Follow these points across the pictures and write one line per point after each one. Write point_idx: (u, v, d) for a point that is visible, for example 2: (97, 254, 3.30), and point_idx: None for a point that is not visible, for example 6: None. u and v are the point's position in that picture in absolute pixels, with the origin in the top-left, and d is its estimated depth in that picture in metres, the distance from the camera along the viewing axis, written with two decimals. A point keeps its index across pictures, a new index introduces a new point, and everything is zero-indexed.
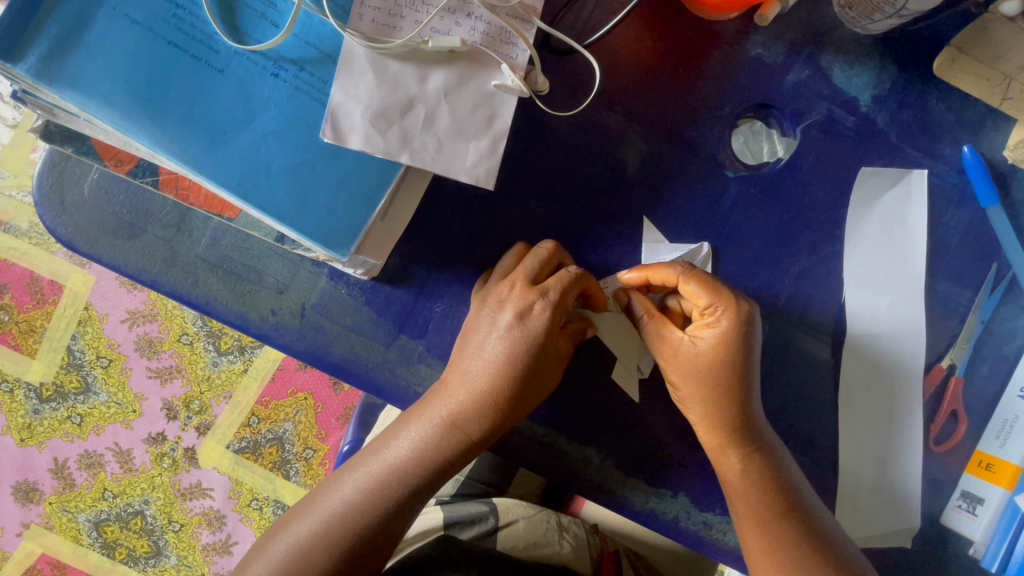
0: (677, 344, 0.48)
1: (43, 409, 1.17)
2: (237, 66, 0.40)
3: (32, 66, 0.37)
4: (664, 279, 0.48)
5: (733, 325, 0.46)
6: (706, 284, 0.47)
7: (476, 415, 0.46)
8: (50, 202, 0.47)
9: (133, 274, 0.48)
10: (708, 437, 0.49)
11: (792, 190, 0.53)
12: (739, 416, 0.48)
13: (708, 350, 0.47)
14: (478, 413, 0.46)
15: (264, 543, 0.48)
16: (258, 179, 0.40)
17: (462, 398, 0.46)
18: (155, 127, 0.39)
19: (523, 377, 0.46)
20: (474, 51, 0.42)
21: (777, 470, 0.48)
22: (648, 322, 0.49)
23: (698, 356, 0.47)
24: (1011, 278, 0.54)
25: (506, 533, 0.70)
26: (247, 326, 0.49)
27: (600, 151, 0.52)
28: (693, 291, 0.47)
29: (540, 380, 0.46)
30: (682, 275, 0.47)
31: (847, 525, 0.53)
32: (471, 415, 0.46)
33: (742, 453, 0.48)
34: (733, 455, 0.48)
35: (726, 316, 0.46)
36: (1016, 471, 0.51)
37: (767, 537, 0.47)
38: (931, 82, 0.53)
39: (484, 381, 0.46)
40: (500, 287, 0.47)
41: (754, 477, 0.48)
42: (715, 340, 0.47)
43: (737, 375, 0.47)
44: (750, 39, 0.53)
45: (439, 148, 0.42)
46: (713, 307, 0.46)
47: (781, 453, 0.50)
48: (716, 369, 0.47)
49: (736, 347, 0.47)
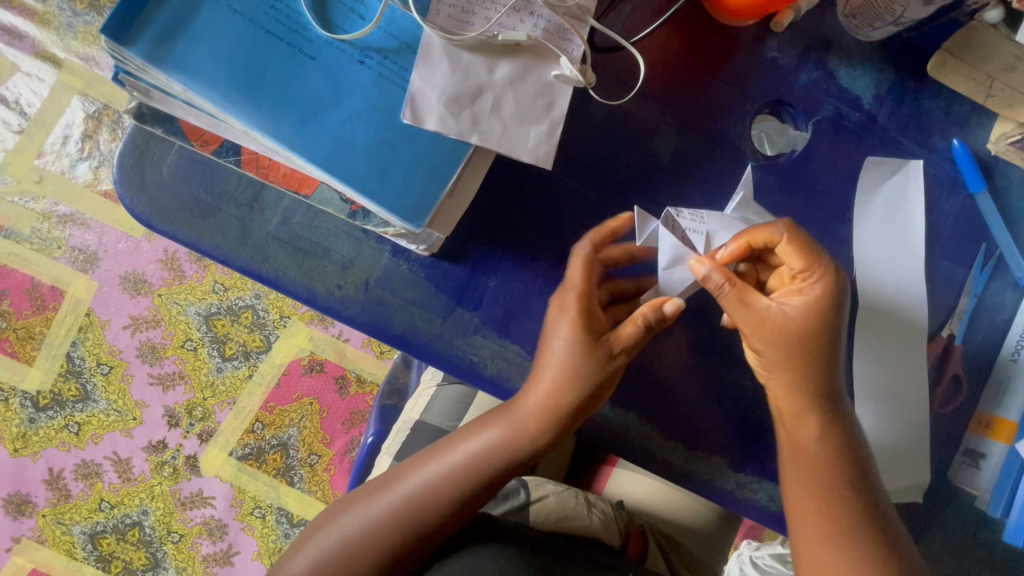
0: (765, 312, 0.50)
1: (38, 418, 1.16)
2: (327, 53, 0.44)
3: (145, 49, 0.41)
4: (767, 240, 0.49)
5: (826, 291, 0.49)
6: (807, 249, 0.49)
7: (542, 428, 0.52)
8: (129, 181, 0.50)
9: (206, 249, 0.51)
10: (789, 403, 0.52)
11: (805, 178, 0.59)
12: (820, 389, 0.51)
13: (799, 317, 0.50)
14: (543, 427, 0.52)
15: (339, 511, 0.57)
16: (344, 155, 0.44)
17: (532, 412, 0.52)
18: (252, 107, 0.42)
19: (591, 395, 0.50)
20: (537, 45, 0.47)
21: (840, 443, 0.52)
22: (730, 293, 0.49)
23: (789, 325, 0.50)
24: (998, 256, 0.61)
25: (537, 508, 0.72)
26: (314, 299, 0.52)
27: (636, 141, 0.57)
28: (785, 252, 0.49)
29: (601, 396, 0.51)
30: (773, 238, 0.49)
31: None
32: (538, 428, 0.52)
33: (819, 419, 0.52)
34: (810, 420, 0.52)
35: (822, 281, 0.49)
36: (1012, 426, 0.57)
37: (831, 520, 0.50)
38: (924, 83, 0.60)
39: (553, 395, 0.50)
40: (574, 266, 0.51)
41: (827, 446, 0.51)
42: (806, 306, 0.49)
43: (825, 337, 0.51)
44: (765, 44, 0.59)
45: (504, 131, 0.47)
46: (809, 272, 0.49)
47: (852, 424, 0.53)
48: (806, 335, 0.50)
49: (823, 313, 0.50)
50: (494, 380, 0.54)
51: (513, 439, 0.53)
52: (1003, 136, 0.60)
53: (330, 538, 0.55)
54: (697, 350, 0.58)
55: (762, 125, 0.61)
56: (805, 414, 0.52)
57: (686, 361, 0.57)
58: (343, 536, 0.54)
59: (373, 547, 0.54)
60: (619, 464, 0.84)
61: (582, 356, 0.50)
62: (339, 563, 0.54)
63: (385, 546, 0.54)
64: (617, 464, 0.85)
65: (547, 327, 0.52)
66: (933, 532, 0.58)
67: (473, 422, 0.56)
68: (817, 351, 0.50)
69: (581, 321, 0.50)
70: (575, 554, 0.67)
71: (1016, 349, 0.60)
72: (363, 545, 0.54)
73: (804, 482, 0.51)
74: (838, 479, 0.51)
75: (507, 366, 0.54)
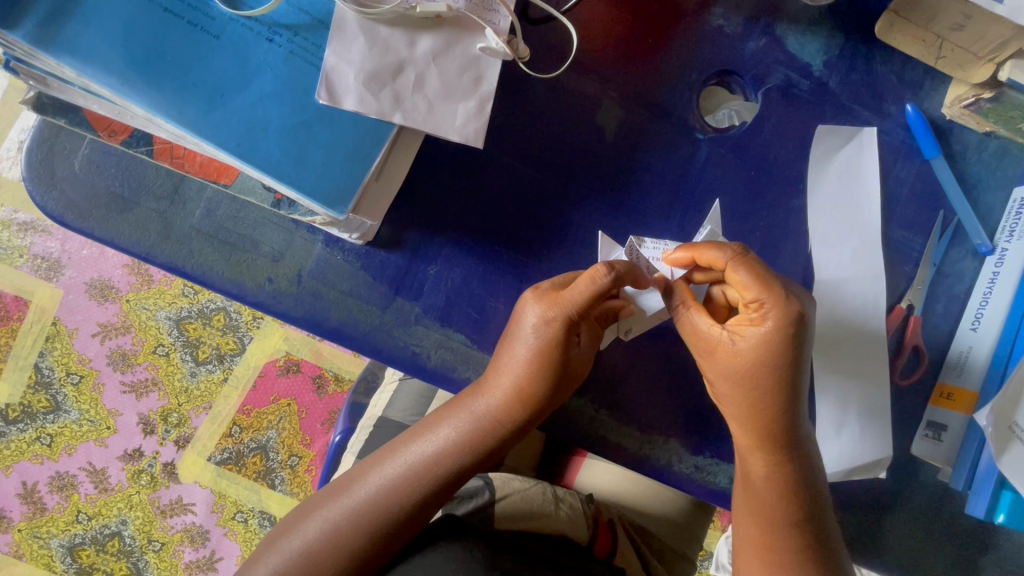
0: (715, 339, 0.47)
1: (9, 432, 1.13)
2: (232, 31, 0.41)
3: (29, 31, 0.38)
4: (710, 262, 0.47)
5: (779, 326, 0.45)
6: (757, 275, 0.46)
7: (509, 412, 0.50)
8: (41, 178, 0.48)
9: (127, 247, 0.49)
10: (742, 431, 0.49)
11: (757, 150, 0.57)
12: (776, 423, 0.47)
13: (750, 350, 0.46)
14: (510, 410, 0.49)
15: (300, 516, 0.53)
16: (256, 139, 0.42)
17: (498, 398, 0.49)
18: (152, 91, 0.40)
19: (558, 384, 0.49)
20: (459, 16, 0.45)
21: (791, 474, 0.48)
22: (685, 309, 0.49)
23: (737, 356, 0.46)
24: (956, 223, 0.59)
25: (502, 505, 0.67)
26: (244, 294, 0.50)
27: (579, 116, 0.55)
28: (735, 277, 0.46)
29: (570, 384, 0.49)
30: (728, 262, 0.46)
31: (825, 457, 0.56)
32: (504, 413, 0.50)
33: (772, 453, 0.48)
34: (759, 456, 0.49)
35: (773, 311, 0.45)
36: (971, 396, 0.56)
37: (767, 533, 0.49)
38: (874, 47, 0.59)
39: (519, 380, 0.48)
40: (577, 285, 0.46)
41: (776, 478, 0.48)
42: (757, 339, 0.46)
43: (782, 385, 0.46)
44: (710, 11, 0.57)
45: (429, 109, 0.44)
46: (760, 300, 0.45)
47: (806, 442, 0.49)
48: (755, 370, 0.46)
49: (779, 352, 0.45)
50: (439, 371, 0.52)
51: (478, 431, 0.51)
52: (957, 99, 0.58)
53: (290, 545, 0.51)
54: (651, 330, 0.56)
55: (728, 103, 0.59)
56: (760, 447, 0.48)
57: (640, 343, 0.56)
58: (305, 543, 0.51)
59: (336, 551, 0.51)
60: (589, 456, 0.82)
61: (559, 354, 0.48)
62: (300, 572, 0.50)
63: (349, 550, 0.51)
64: (587, 459, 0.83)
65: (525, 322, 0.48)
66: (895, 507, 0.58)
67: (431, 418, 0.53)
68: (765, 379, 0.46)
69: (556, 325, 0.47)
70: (539, 555, 0.63)
71: (976, 320, 0.58)
72: (326, 550, 0.51)
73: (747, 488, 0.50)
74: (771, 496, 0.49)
75: (452, 356, 0.52)
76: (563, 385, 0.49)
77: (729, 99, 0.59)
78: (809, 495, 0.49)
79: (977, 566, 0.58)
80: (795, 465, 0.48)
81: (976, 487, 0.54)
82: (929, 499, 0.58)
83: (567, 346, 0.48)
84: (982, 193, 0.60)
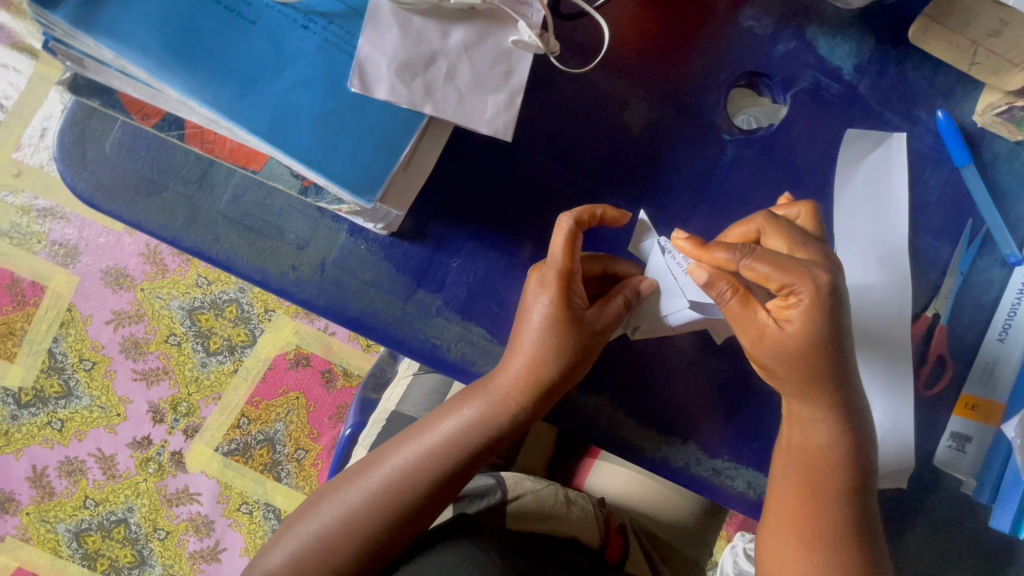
0: (761, 327, 0.45)
1: (21, 415, 1.14)
2: (268, 17, 0.42)
3: (69, 12, 0.38)
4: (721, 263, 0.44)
5: (816, 298, 0.43)
6: (776, 263, 0.43)
7: (523, 396, 0.49)
8: (71, 159, 0.48)
9: (153, 230, 0.49)
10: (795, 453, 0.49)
11: (784, 152, 0.57)
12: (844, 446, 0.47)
13: (799, 331, 0.44)
14: (525, 393, 0.48)
15: (315, 501, 0.53)
16: (288, 126, 0.42)
17: (512, 381, 0.49)
18: (188, 75, 0.40)
19: (572, 365, 0.48)
20: (493, 9, 0.45)
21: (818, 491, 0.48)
22: (730, 299, 0.45)
23: (786, 341, 0.44)
24: (985, 232, 0.59)
25: (514, 506, 0.65)
26: (266, 281, 0.50)
27: (606, 112, 0.54)
28: (756, 270, 0.43)
29: (585, 366, 0.49)
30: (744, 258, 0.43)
31: None
32: (519, 397, 0.49)
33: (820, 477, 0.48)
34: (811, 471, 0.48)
35: (804, 288, 0.43)
36: (996, 407, 0.55)
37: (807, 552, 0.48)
38: (906, 53, 0.58)
39: (533, 361, 0.48)
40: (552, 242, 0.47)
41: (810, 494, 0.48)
42: (803, 324, 0.43)
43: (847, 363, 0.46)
44: (741, 12, 0.57)
45: (460, 100, 0.44)
46: (788, 286, 0.43)
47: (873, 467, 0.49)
48: (806, 356, 0.44)
49: (826, 328, 0.44)
50: (458, 364, 0.52)
51: (494, 413, 0.50)
52: (988, 107, 0.57)
53: (305, 529, 0.51)
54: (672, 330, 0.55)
55: (748, 109, 0.58)
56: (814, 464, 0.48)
57: (660, 343, 0.55)
58: (319, 527, 0.51)
59: (352, 536, 0.50)
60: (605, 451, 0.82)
61: (566, 325, 0.47)
62: (315, 555, 0.50)
63: (364, 534, 0.50)
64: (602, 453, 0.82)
65: (527, 290, 0.49)
66: (913, 519, 0.57)
67: (447, 404, 0.52)
68: (820, 378, 0.45)
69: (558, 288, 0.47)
70: (550, 558, 0.63)
71: (1003, 330, 0.57)
72: (341, 535, 0.50)
73: (792, 496, 0.49)
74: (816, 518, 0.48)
75: (471, 350, 0.52)
76: (579, 360, 0.48)
77: (751, 104, 0.58)
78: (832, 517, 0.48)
79: None
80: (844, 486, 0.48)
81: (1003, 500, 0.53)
82: (948, 511, 0.57)
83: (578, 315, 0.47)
84: (1012, 203, 0.59)
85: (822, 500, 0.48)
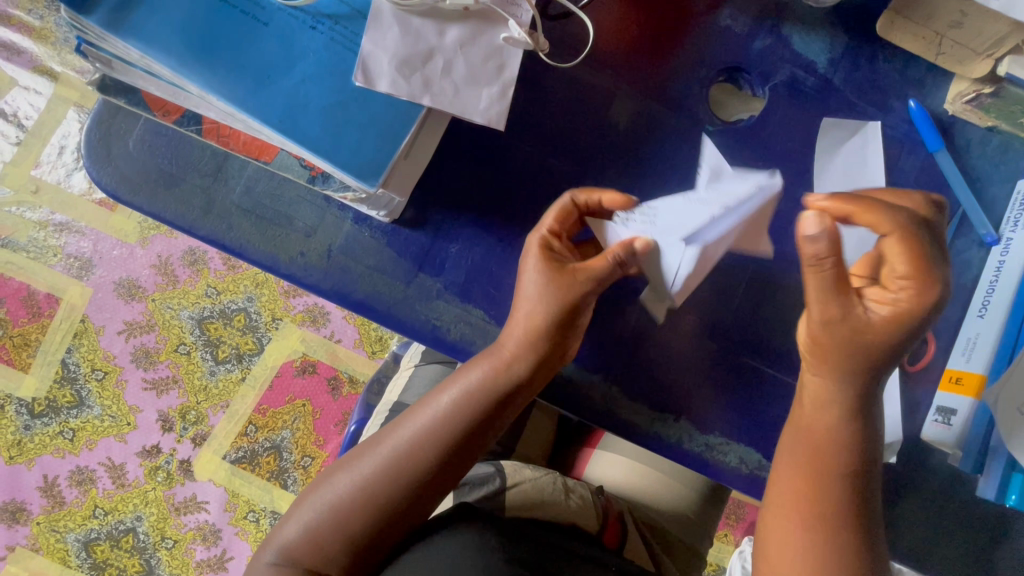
0: (862, 321, 0.46)
1: (34, 425, 1.17)
2: (280, 19, 0.46)
3: (102, 16, 0.42)
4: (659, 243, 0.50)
5: (833, 267, 0.45)
6: (836, 240, 0.44)
7: (524, 357, 0.52)
8: (97, 155, 0.52)
9: (171, 219, 0.52)
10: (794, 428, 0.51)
11: (764, 142, 0.60)
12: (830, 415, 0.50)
13: (898, 321, 0.45)
14: (524, 354, 0.52)
15: (329, 473, 0.56)
16: (297, 117, 0.45)
17: (512, 342, 0.52)
18: (207, 71, 0.44)
19: (566, 322, 0.52)
20: (485, 9, 0.49)
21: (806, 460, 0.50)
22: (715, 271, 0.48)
23: (873, 330, 0.46)
24: (961, 214, 0.61)
25: (513, 493, 0.66)
26: (276, 267, 0.53)
27: (594, 107, 0.58)
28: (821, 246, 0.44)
29: (576, 322, 0.52)
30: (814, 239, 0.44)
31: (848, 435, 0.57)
32: (519, 357, 0.52)
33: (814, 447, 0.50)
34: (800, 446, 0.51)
35: (834, 259, 0.45)
36: (981, 379, 0.56)
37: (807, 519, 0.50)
38: (877, 47, 0.62)
39: (530, 322, 0.51)
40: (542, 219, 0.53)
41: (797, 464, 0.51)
42: (818, 292, 0.46)
43: (873, 323, 0.46)
44: (719, 12, 0.61)
45: (456, 93, 0.48)
46: (823, 259, 0.45)
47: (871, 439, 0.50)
48: (878, 349, 0.46)
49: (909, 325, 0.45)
50: (458, 343, 0.55)
51: (498, 374, 0.53)
52: (958, 95, 0.60)
53: (320, 500, 0.54)
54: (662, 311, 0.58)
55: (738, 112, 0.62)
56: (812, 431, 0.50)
57: (651, 323, 0.58)
58: (334, 496, 0.53)
59: (366, 503, 0.53)
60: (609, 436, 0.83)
61: (557, 283, 0.51)
62: (331, 524, 0.52)
63: (377, 501, 0.53)
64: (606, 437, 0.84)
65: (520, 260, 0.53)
66: (904, 493, 0.58)
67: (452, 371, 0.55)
68: None
69: (542, 254, 0.51)
70: (552, 547, 0.61)
71: (983, 305, 0.59)
72: (355, 503, 0.53)
73: (793, 470, 0.51)
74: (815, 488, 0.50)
75: (470, 330, 0.55)
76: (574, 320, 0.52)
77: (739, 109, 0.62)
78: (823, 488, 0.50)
79: (990, 557, 0.58)
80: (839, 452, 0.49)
81: (987, 471, 0.55)
82: (938, 487, 0.58)
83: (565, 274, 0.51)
84: (986, 186, 0.62)
85: (820, 474, 0.50)
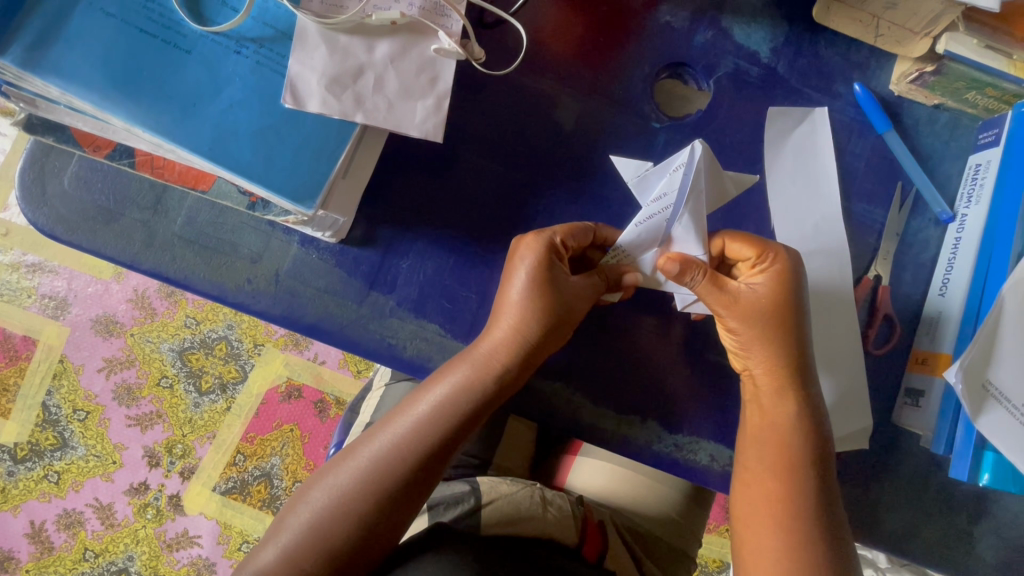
0: (737, 293, 0.50)
1: (17, 471, 1.14)
2: (203, 46, 0.45)
3: (17, 55, 0.41)
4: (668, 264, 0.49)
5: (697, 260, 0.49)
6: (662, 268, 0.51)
7: (506, 355, 0.50)
8: (32, 196, 0.51)
9: (113, 255, 0.52)
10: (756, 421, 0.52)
11: (713, 135, 0.60)
12: (790, 410, 0.51)
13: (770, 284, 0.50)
14: (507, 352, 0.50)
15: (305, 490, 0.52)
16: (227, 143, 0.45)
17: (495, 341, 0.51)
18: (131, 103, 0.43)
19: (551, 321, 0.50)
20: (413, 22, 0.48)
21: (779, 453, 0.51)
22: (701, 278, 0.49)
23: (761, 298, 0.50)
24: (915, 194, 0.61)
25: (489, 510, 0.63)
26: (225, 296, 0.52)
27: (539, 112, 0.58)
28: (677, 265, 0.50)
29: (562, 326, 0.51)
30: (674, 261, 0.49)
31: (833, 421, 0.57)
32: (502, 355, 0.50)
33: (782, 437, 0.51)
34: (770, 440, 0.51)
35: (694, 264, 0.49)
36: (947, 359, 0.55)
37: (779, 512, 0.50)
38: (817, 33, 0.62)
39: (514, 321, 0.50)
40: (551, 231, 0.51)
41: (770, 461, 0.51)
42: (708, 284, 0.50)
43: (759, 295, 0.50)
44: (658, 9, 0.61)
45: (389, 108, 0.47)
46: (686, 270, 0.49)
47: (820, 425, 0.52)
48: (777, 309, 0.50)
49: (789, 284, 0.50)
50: (416, 361, 0.54)
51: (475, 373, 0.51)
52: (903, 75, 0.60)
53: (297, 520, 0.50)
54: (623, 311, 0.57)
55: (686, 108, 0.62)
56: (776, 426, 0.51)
57: (612, 325, 0.57)
58: (312, 513, 0.50)
59: (348, 516, 0.50)
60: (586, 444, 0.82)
61: (546, 286, 0.50)
62: (311, 543, 0.49)
63: (359, 513, 0.50)
64: (584, 446, 0.83)
65: (512, 260, 0.52)
66: (883, 478, 0.57)
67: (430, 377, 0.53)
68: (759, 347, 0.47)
69: (546, 262, 0.50)
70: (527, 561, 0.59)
71: (943, 285, 0.59)
72: (335, 517, 0.49)
73: (762, 466, 0.51)
74: (786, 483, 0.50)
75: (427, 346, 0.54)
76: (556, 319, 0.50)
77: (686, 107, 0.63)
78: (792, 477, 0.50)
79: (975, 537, 0.57)
80: (797, 443, 0.51)
81: (959, 450, 0.52)
82: (916, 468, 0.58)
83: (574, 296, 0.50)
84: (938, 164, 0.62)
85: (778, 466, 0.51)
